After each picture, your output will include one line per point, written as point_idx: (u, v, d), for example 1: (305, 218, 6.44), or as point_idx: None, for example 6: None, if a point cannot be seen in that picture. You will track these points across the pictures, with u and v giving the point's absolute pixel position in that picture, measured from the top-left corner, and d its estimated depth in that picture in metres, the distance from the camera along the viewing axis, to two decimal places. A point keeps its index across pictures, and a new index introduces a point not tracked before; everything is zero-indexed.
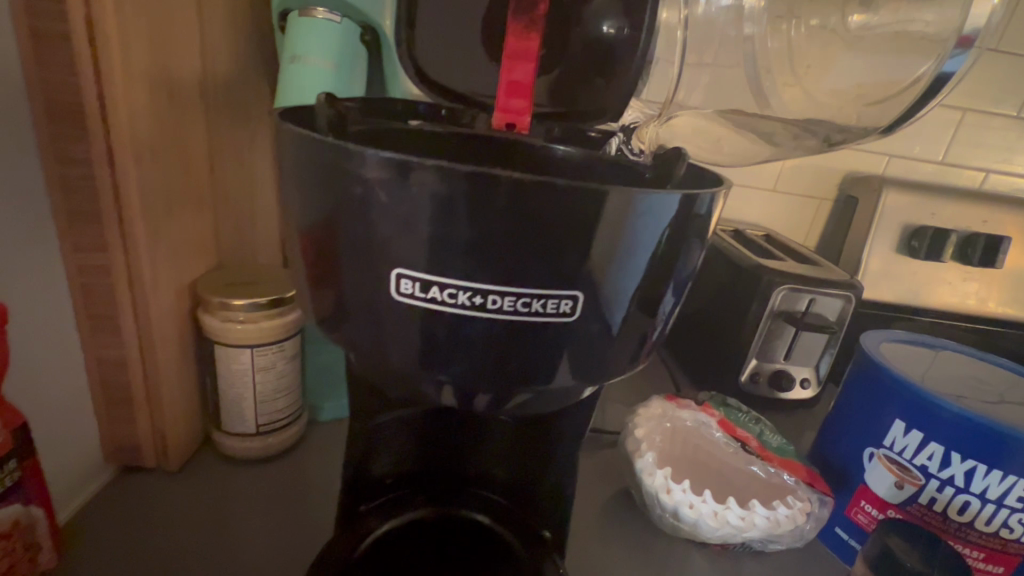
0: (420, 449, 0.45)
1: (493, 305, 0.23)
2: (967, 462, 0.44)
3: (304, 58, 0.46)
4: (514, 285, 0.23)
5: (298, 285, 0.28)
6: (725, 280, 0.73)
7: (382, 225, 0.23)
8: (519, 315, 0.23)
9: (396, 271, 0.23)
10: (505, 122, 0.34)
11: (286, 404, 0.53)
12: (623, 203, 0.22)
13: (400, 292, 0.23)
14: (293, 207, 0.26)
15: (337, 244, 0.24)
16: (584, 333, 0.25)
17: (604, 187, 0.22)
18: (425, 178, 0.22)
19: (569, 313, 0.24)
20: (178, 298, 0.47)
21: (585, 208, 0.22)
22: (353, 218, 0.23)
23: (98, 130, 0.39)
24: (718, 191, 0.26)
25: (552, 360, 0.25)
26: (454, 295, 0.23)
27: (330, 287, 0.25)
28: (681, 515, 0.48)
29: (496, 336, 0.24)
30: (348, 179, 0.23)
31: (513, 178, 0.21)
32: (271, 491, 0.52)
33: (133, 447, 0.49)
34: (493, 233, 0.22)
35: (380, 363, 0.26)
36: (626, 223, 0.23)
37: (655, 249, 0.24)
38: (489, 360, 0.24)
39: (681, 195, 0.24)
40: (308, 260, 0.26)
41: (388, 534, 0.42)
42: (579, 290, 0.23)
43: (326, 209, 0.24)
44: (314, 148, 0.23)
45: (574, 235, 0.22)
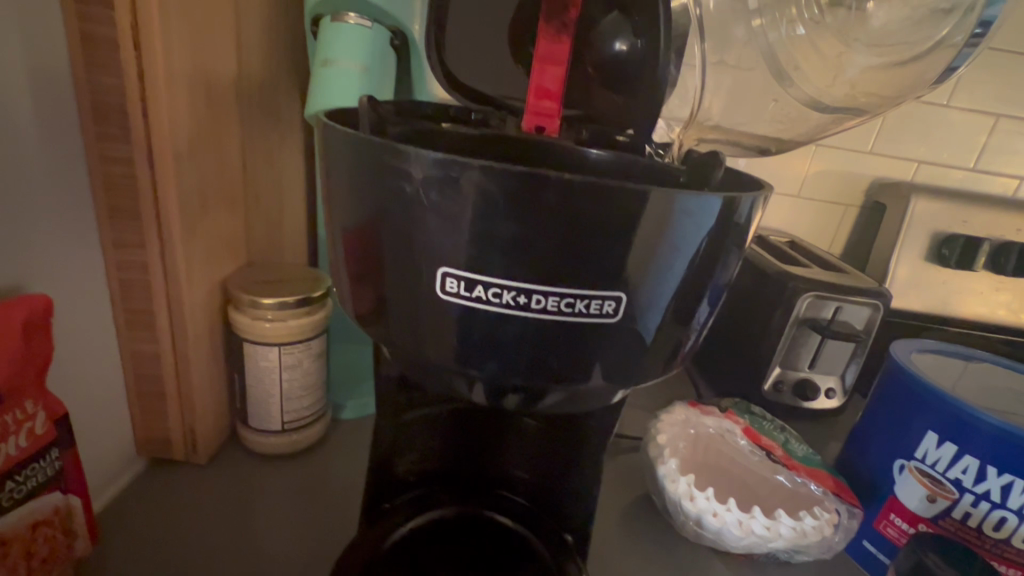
0: (443, 448, 0.45)
1: (537, 304, 0.23)
2: (1004, 476, 0.43)
3: (336, 62, 0.47)
4: (558, 285, 0.23)
5: (338, 284, 0.29)
6: (749, 286, 0.73)
7: (426, 224, 0.23)
8: (562, 315, 0.23)
9: (441, 269, 0.24)
10: (535, 125, 0.35)
11: (312, 401, 0.54)
12: (663, 205, 0.22)
13: (444, 290, 0.24)
14: (338, 206, 0.26)
15: (381, 242, 0.25)
16: (623, 335, 0.25)
17: (647, 190, 0.22)
18: (472, 178, 0.22)
19: (611, 314, 0.24)
20: (210, 295, 0.48)
21: (627, 210, 0.22)
22: (398, 216, 0.24)
23: (140, 130, 0.40)
24: (758, 196, 0.26)
25: (589, 360, 0.25)
26: (498, 294, 0.23)
27: (372, 286, 0.26)
28: (704, 523, 0.48)
29: (536, 335, 0.24)
30: (394, 178, 0.23)
31: (559, 180, 0.21)
32: (296, 486, 0.52)
33: (165, 440, 0.50)
34: (539, 233, 0.22)
35: (417, 361, 0.26)
36: (666, 226, 0.23)
37: (694, 253, 0.24)
38: (529, 360, 0.24)
39: (723, 199, 0.24)
40: (351, 258, 0.26)
41: (410, 533, 0.42)
42: (622, 292, 0.24)
43: (371, 207, 0.24)
44: (361, 148, 0.24)
45: (616, 238, 0.22)
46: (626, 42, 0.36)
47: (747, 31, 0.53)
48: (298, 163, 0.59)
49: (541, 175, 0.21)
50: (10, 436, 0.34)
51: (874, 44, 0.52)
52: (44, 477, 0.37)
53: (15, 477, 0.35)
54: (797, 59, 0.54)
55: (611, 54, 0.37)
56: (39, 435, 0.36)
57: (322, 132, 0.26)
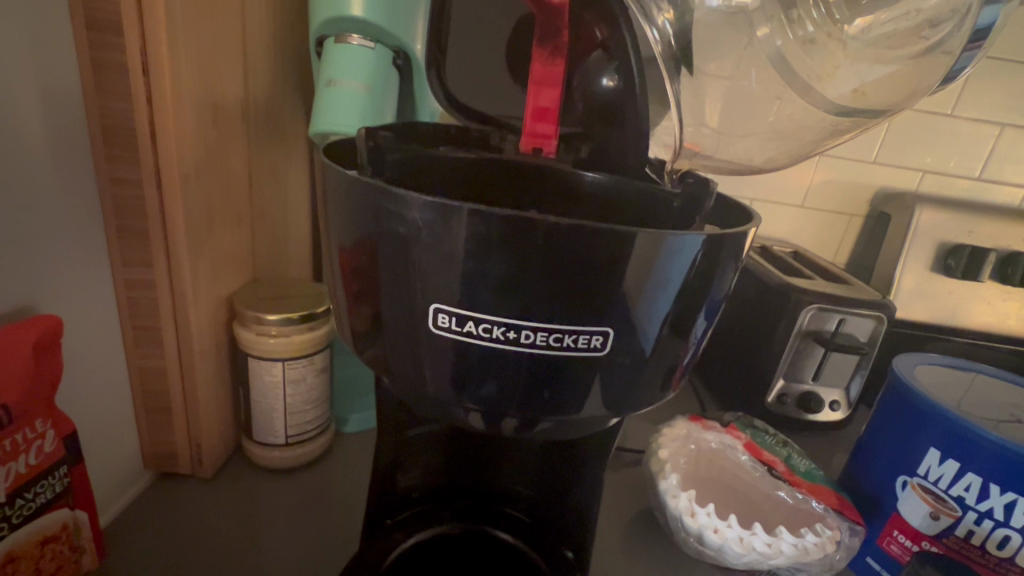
0: (444, 465, 0.46)
1: (526, 339, 0.24)
2: (1007, 494, 0.43)
3: (340, 83, 0.48)
4: (545, 321, 0.23)
5: (337, 310, 0.29)
6: (753, 298, 0.72)
7: (420, 258, 0.24)
8: (551, 349, 0.24)
9: (433, 305, 0.24)
10: (533, 146, 0.37)
11: (314, 416, 0.54)
12: (649, 241, 0.23)
13: (437, 325, 0.24)
14: (337, 236, 0.27)
15: (378, 273, 0.25)
16: (613, 365, 0.25)
17: (632, 229, 0.23)
18: (464, 220, 0.22)
19: (599, 348, 0.24)
20: (215, 312, 0.49)
21: (615, 247, 0.23)
22: (393, 249, 0.24)
23: (149, 151, 0.41)
24: (747, 226, 0.26)
25: (580, 390, 0.25)
26: (488, 329, 0.24)
27: (369, 314, 0.26)
28: (705, 539, 0.47)
29: (527, 367, 0.24)
30: (389, 214, 0.24)
31: (546, 220, 0.22)
32: (298, 500, 0.53)
33: (170, 454, 0.51)
34: (528, 270, 0.23)
35: (414, 386, 0.27)
36: (653, 262, 0.23)
37: (682, 283, 0.25)
38: (521, 390, 0.25)
39: (709, 232, 0.24)
40: (349, 286, 0.27)
41: (412, 549, 0.43)
42: (609, 325, 0.24)
43: (367, 240, 0.25)
44: (358, 182, 0.24)
45: (607, 274, 0.23)
46: (613, 79, 0.39)
47: (750, 40, 0.48)
48: (302, 181, 0.60)
49: (530, 214, 0.22)
50: (20, 454, 0.35)
51: (874, 56, 0.51)
52: (53, 494, 0.37)
53: (25, 494, 0.36)
54: (810, 63, 0.49)
55: (600, 92, 0.39)
56: (48, 452, 0.37)
57: (323, 163, 0.27)
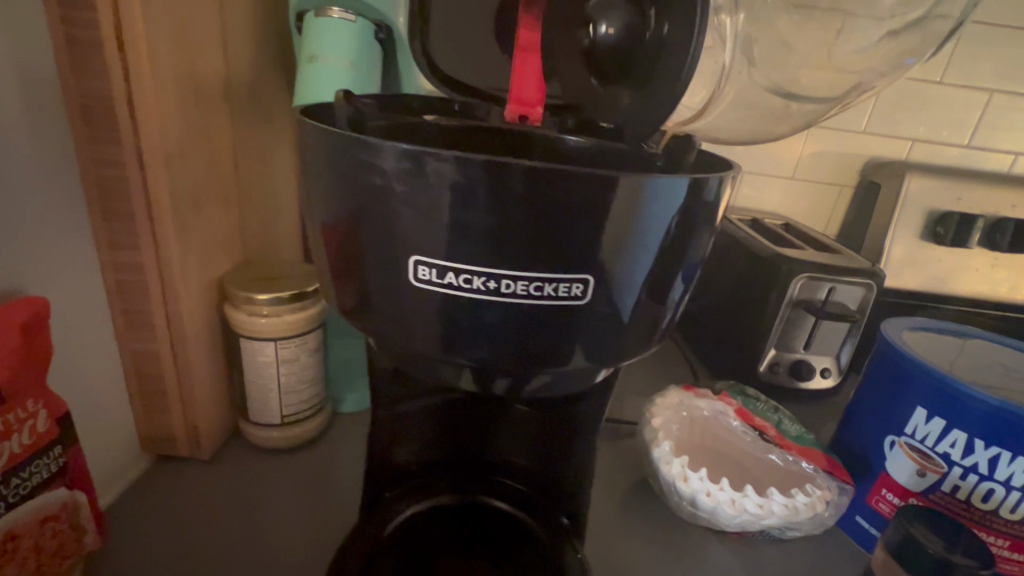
0: (441, 439, 0.46)
1: (506, 289, 0.24)
2: (992, 448, 0.44)
3: (323, 58, 0.47)
4: (524, 269, 0.23)
5: (320, 279, 0.29)
6: (744, 270, 0.73)
7: (401, 218, 0.24)
8: (531, 299, 0.24)
9: (413, 258, 0.24)
10: (519, 114, 0.37)
11: (309, 395, 0.55)
12: (631, 187, 0.23)
13: (417, 278, 0.24)
14: (316, 202, 0.27)
15: (358, 235, 0.25)
16: (596, 318, 0.25)
17: (615, 174, 0.22)
18: (445, 171, 0.22)
19: (580, 297, 0.24)
20: (205, 293, 0.49)
21: (598, 194, 0.22)
22: (374, 211, 0.24)
23: (129, 130, 0.40)
24: (727, 175, 0.26)
25: (565, 345, 0.25)
26: (469, 280, 0.24)
27: (353, 281, 0.26)
28: (698, 503, 0.49)
29: (509, 320, 0.24)
30: (367, 173, 0.23)
31: (525, 168, 0.22)
32: (298, 478, 0.53)
33: (168, 437, 0.51)
34: (510, 224, 0.23)
35: (401, 351, 0.27)
36: (635, 210, 0.23)
37: (664, 237, 0.24)
38: (507, 345, 0.25)
39: (690, 179, 0.24)
40: (330, 250, 0.27)
41: (411, 520, 0.43)
42: (589, 274, 0.24)
43: (346, 201, 0.25)
44: (334, 140, 0.24)
45: (587, 227, 0.23)
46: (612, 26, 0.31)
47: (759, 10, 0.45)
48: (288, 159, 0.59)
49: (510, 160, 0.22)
50: (13, 434, 0.35)
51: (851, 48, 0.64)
52: (48, 474, 0.38)
53: (20, 474, 0.36)
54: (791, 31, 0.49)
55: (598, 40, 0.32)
56: (42, 432, 0.37)
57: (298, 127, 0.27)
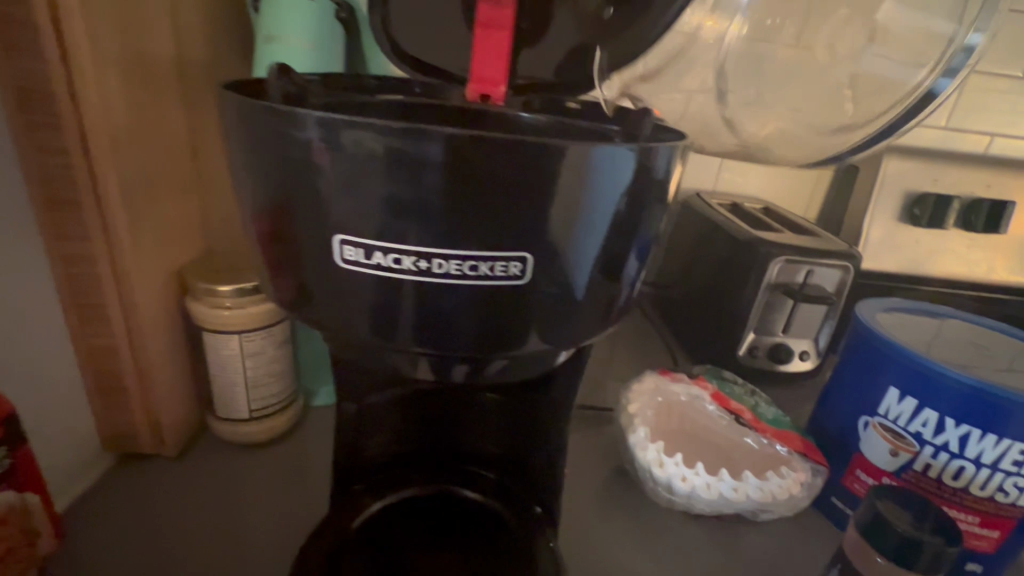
0: (412, 431, 0.45)
1: (439, 269, 0.22)
2: (962, 427, 0.44)
3: (281, 39, 0.46)
4: (458, 248, 0.22)
5: (257, 269, 0.27)
6: (722, 254, 0.72)
7: (336, 198, 0.22)
8: (464, 279, 0.23)
9: (338, 237, 0.23)
10: (479, 93, 0.36)
11: (278, 388, 0.53)
12: (577, 159, 0.22)
13: (344, 259, 0.23)
14: (244, 185, 0.25)
15: (291, 219, 0.24)
16: (543, 299, 0.24)
17: (560, 148, 0.21)
18: (381, 146, 0.21)
19: (519, 276, 0.23)
20: (163, 286, 0.47)
21: (543, 171, 0.21)
22: (308, 191, 0.23)
23: (69, 115, 0.38)
24: (677, 148, 0.25)
25: (513, 328, 0.24)
26: (398, 261, 0.22)
27: (291, 268, 0.25)
28: (674, 488, 0.48)
29: (445, 300, 0.23)
30: (300, 152, 0.22)
31: (462, 145, 0.21)
32: (268, 473, 0.52)
33: (129, 434, 0.50)
34: (454, 203, 0.21)
35: (348, 340, 0.25)
36: (583, 187, 0.22)
37: (614, 214, 0.23)
38: (451, 328, 0.24)
39: (639, 151, 0.23)
40: (264, 238, 0.25)
41: (381, 513, 0.43)
42: (527, 252, 0.23)
43: (277, 181, 0.23)
44: (259, 117, 0.22)
45: (532, 205, 0.22)
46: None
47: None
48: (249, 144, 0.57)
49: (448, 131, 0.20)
50: None
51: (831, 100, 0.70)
52: None
53: None
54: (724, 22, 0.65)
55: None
56: None
57: (218, 105, 0.25)
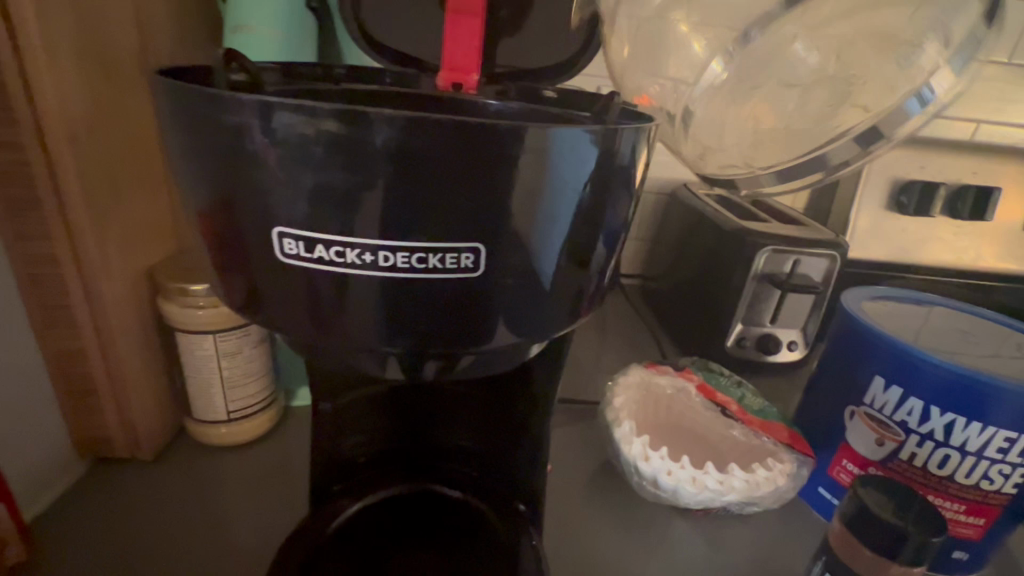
0: (391, 429, 0.44)
1: (385, 262, 0.21)
2: (947, 415, 0.43)
3: (250, 27, 0.44)
4: (405, 239, 0.21)
5: (209, 269, 0.26)
6: (709, 245, 0.72)
7: (286, 190, 0.21)
8: (412, 272, 0.22)
9: (276, 230, 0.22)
10: (452, 82, 0.35)
11: (257, 389, 0.52)
12: (537, 143, 0.21)
13: (285, 252, 0.22)
14: (188, 180, 0.24)
15: (238, 215, 0.22)
16: (504, 291, 0.23)
17: (521, 134, 0.20)
18: (333, 135, 0.20)
19: (469, 268, 0.22)
20: (132, 286, 0.46)
21: (499, 158, 0.20)
22: (257, 183, 0.21)
23: (26, 109, 0.37)
24: (644, 130, 0.24)
25: (474, 322, 0.23)
26: (341, 253, 0.22)
27: (242, 267, 0.24)
28: (659, 482, 0.48)
29: (393, 296, 0.22)
30: (246, 142, 0.21)
31: (417, 131, 0.20)
32: (247, 475, 0.51)
33: (102, 438, 0.48)
34: (411, 193, 0.20)
35: (307, 339, 0.24)
36: (546, 174, 0.21)
37: (581, 202, 0.23)
38: (408, 324, 0.23)
39: (606, 136, 0.22)
40: (213, 234, 0.24)
41: (360, 514, 0.42)
42: (479, 243, 0.22)
43: (223, 174, 0.22)
44: (199, 109, 0.21)
45: (491, 194, 0.21)
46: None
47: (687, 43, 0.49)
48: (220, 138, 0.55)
49: (402, 114, 0.19)
50: None
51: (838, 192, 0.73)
52: None
53: None
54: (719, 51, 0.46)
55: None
56: None
57: (155, 95, 0.23)
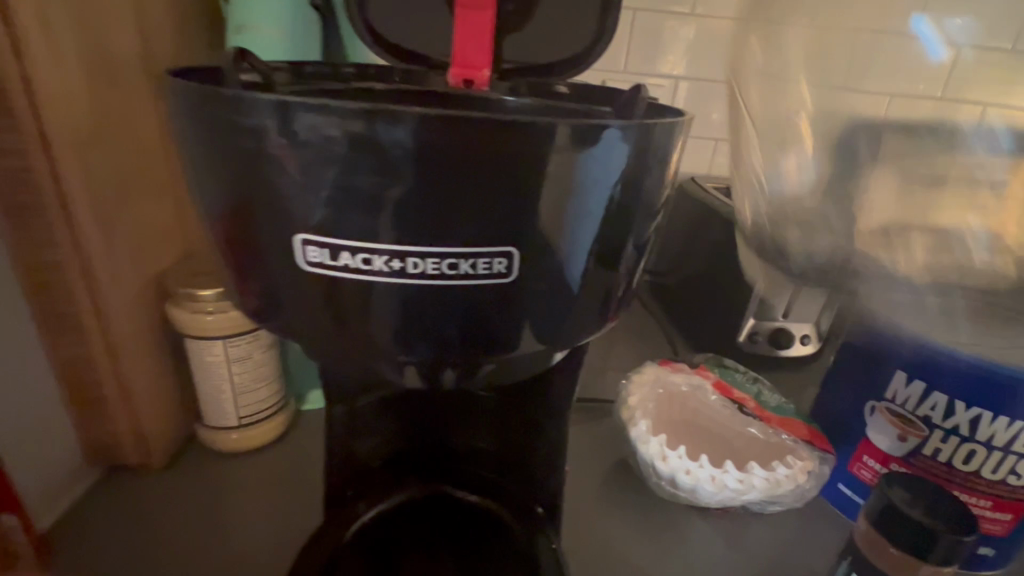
0: (406, 433, 0.43)
1: (414, 268, 0.21)
2: (972, 410, 0.43)
3: (253, 26, 0.43)
4: (434, 244, 0.20)
5: (222, 274, 0.25)
6: (721, 239, 0.70)
7: (301, 197, 0.20)
8: (442, 279, 0.21)
9: (300, 237, 0.21)
10: (464, 78, 0.35)
11: (269, 393, 0.52)
12: (570, 141, 0.20)
13: (307, 260, 0.21)
14: (200, 184, 0.23)
15: (254, 219, 0.22)
16: (531, 296, 0.22)
17: (550, 134, 0.20)
18: (349, 136, 0.19)
19: (503, 273, 0.21)
20: (139, 291, 0.45)
21: (529, 160, 0.20)
22: (269, 189, 0.21)
23: (27, 116, 0.36)
24: (675, 126, 0.23)
25: (504, 328, 0.23)
26: (368, 261, 0.21)
27: (256, 272, 0.23)
28: (678, 482, 0.47)
29: (428, 303, 0.21)
30: (260, 147, 0.20)
31: (440, 131, 0.19)
32: (262, 480, 0.51)
33: (113, 446, 0.48)
34: (436, 197, 0.20)
35: (324, 350, 0.24)
36: (577, 176, 0.20)
37: (610, 202, 0.22)
38: (437, 331, 0.22)
39: (636, 134, 0.21)
40: (224, 240, 0.23)
41: (376, 520, 0.41)
42: (512, 247, 0.21)
43: (236, 178, 0.21)
44: (209, 111, 0.20)
45: (521, 196, 0.20)
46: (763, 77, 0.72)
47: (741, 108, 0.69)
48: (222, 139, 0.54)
49: (426, 112, 0.19)
50: None
51: None
52: None
53: None
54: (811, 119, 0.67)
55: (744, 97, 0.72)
56: None
57: (163, 95, 0.22)
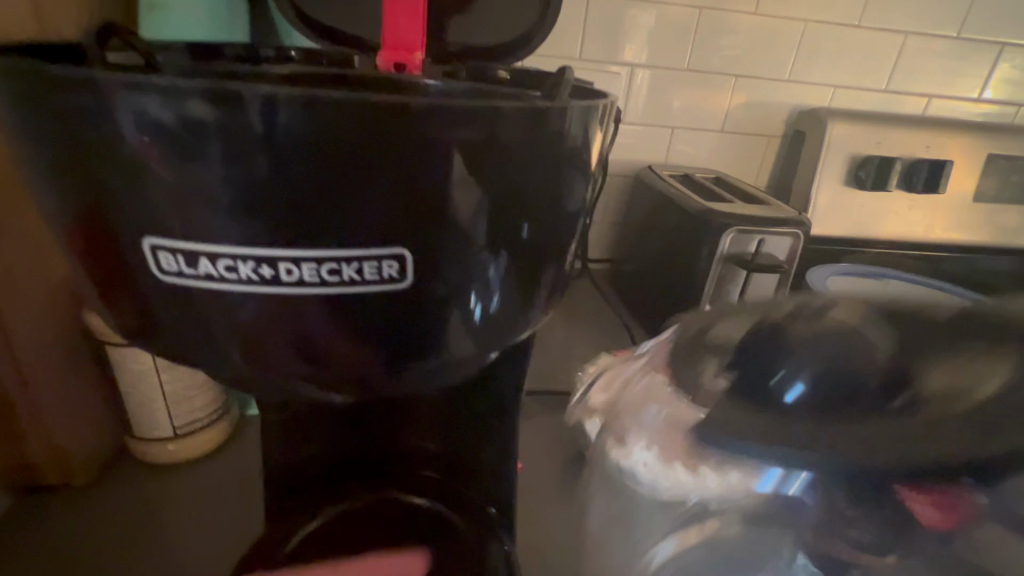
0: (342, 436, 0.40)
1: (287, 275, 0.19)
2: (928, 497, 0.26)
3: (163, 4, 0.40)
4: (303, 249, 0.19)
5: (87, 289, 0.23)
6: (677, 227, 0.70)
7: (165, 194, 0.18)
8: (321, 286, 0.19)
9: (149, 243, 0.19)
10: (394, 62, 0.32)
11: (204, 402, 0.48)
12: (455, 129, 0.18)
13: (162, 270, 0.20)
14: (51, 179, 0.20)
15: (117, 218, 0.19)
16: (424, 300, 0.21)
17: (423, 121, 0.18)
18: (206, 127, 0.17)
19: (396, 278, 0.20)
20: (50, 296, 0.42)
21: (399, 155, 0.18)
22: (127, 188, 0.18)
23: None
24: (593, 111, 0.22)
25: (399, 333, 0.21)
26: (232, 268, 0.19)
27: (125, 281, 0.21)
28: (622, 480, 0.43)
29: (304, 313, 0.20)
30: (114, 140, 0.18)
31: (303, 122, 0.17)
32: (196, 491, 0.48)
33: (27, 465, 0.44)
34: (304, 195, 0.18)
35: (216, 362, 0.21)
36: (454, 165, 0.19)
37: (514, 194, 0.20)
38: (323, 340, 0.20)
39: (538, 118, 0.20)
40: (81, 250, 0.21)
41: (320, 530, 0.39)
42: (401, 248, 0.19)
43: (90, 176, 0.19)
44: (47, 100, 0.18)
45: (404, 191, 0.19)
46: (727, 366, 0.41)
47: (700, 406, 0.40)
48: None
49: (302, 94, 0.17)
50: None
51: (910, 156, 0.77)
52: None
53: None
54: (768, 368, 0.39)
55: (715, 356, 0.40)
56: None
57: None
